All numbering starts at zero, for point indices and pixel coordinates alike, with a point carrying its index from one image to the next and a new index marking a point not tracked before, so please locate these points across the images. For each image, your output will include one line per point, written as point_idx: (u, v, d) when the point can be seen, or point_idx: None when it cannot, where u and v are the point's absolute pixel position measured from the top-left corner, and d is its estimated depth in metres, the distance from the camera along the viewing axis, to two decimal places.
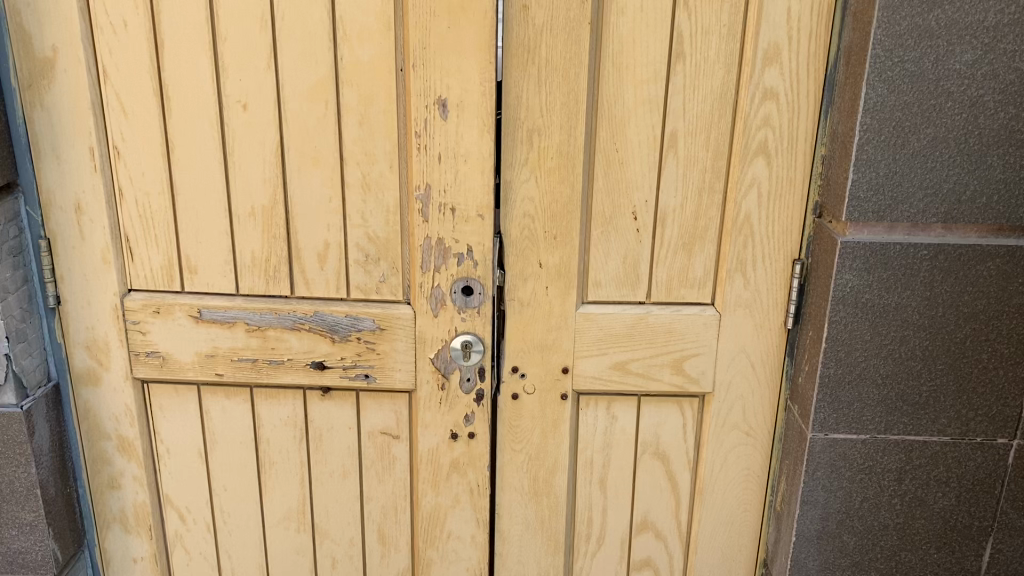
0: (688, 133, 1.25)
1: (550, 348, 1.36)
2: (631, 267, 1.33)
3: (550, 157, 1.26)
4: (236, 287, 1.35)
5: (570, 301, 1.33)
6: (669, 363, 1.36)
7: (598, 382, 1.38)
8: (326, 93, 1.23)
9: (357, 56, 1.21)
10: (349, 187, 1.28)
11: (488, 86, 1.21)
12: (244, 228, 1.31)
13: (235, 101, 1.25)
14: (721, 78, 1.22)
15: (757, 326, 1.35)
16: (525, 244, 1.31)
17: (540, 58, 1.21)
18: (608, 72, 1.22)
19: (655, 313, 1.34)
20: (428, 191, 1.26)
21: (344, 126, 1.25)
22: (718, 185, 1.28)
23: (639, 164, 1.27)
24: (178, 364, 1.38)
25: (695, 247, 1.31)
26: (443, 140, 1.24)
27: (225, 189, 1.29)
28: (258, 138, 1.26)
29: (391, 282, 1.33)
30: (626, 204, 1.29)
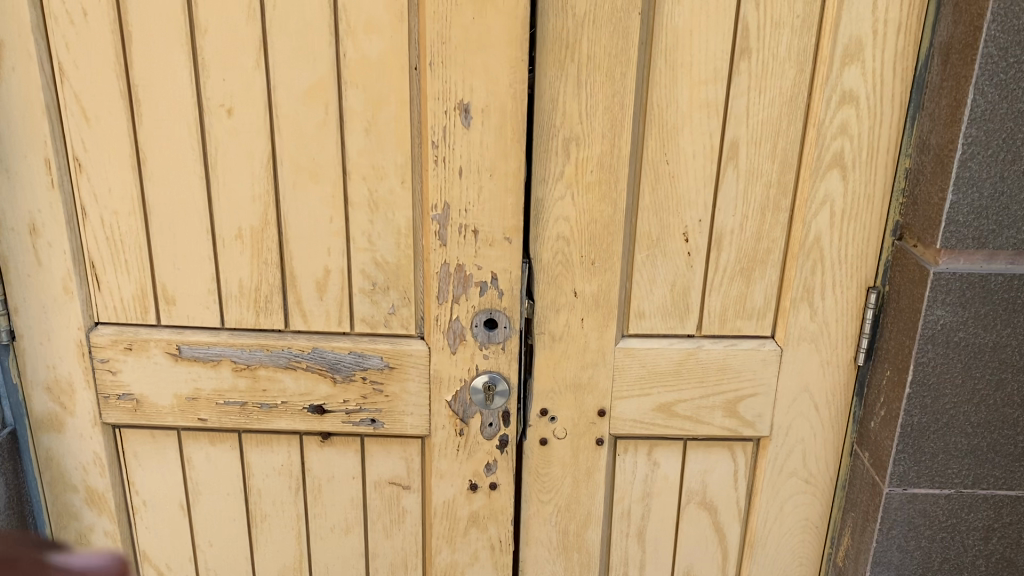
0: (751, 142, 1.07)
1: (585, 387, 1.18)
2: (679, 296, 1.15)
3: (590, 169, 1.07)
4: (222, 320, 1.16)
5: (609, 334, 1.15)
6: (721, 405, 1.20)
7: (639, 426, 1.20)
8: (326, 95, 1.04)
9: (362, 51, 1.02)
10: (353, 205, 1.09)
11: (519, 88, 1.02)
12: (231, 252, 1.12)
13: (218, 105, 1.05)
14: (792, 79, 1.04)
15: (822, 362, 1.18)
16: (559, 270, 1.12)
17: (581, 54, 1.02)
18: (660, 71, 1.04)
19: (708, 347, 1.16)
20: (446, 210, 1.08)
21: (347, 134, 1.06)
22: (784, 203, 1.10)
23: (693, 177, 1.09)
24: (155, 408, 1.20)
25: (754, 272, 1.14)
26: (464, 151, 1.05)
27: (208, 206, 1.10)
28: (245, 148, 1.07)
29: (401, 313, 1.15)
30: (676, 224, 1.11)
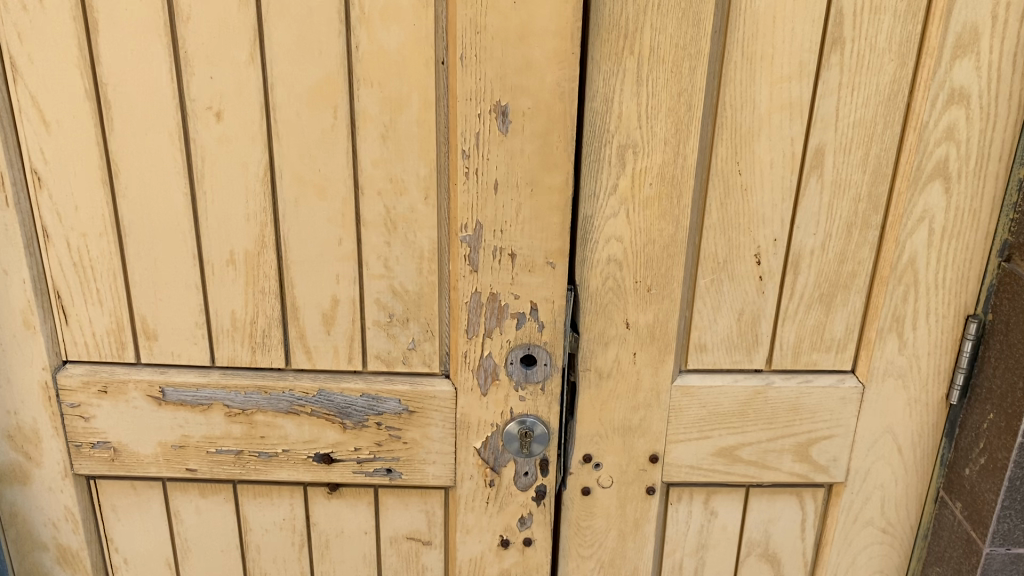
0: (840, 148, 0.90)
1: (636, 430, 1.02)
2: (747, 326, 0.99)
3: (649, 181, 0.91)
4: (212, 358, 0.99)
5: (665, 371, 0.99)
6: (791, 449, 1.04)
7: (696, 474, 1.05)
8: (335, 96, 0.87)
9: (379, 42, 0.85)
10: (366, 225, 0.92)
11: (567, 87, 0.84)
12: (221, 280, 0.95)
13: (205, 107, 0.88)
14: (892, 74, 0.88)
15: (909, 399, 1.02)
16: (608, 298, 0.96)
17: (643, 45, 0.85)
18: (736, 66, 0.87)
19: (778, 385, 1.01)
20: (477, 231, 0.91)
21: (360, 141, 0.88)
22: (874, 219, 0.94)
23: (769, 190, 0.92)
24: (136, 458, 1.03)
25: (836, 299, 0.97)
26: (501, 162, 0.88)
27: (194, 227, 0.93)
28: (237, 159, 0.89)
29: (423, 349, 0.98)
30: (747, 244, 0.94)
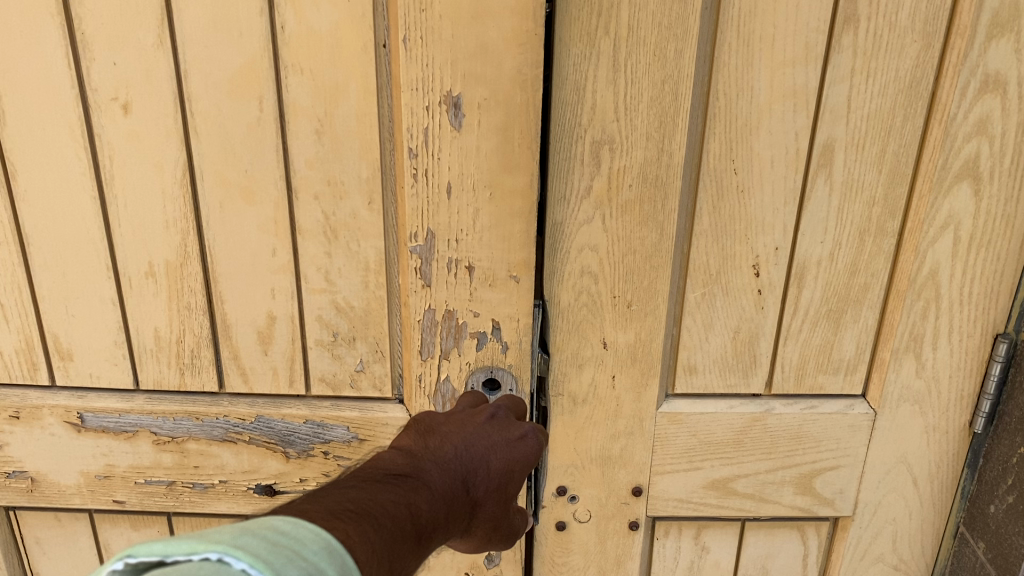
0: (853, 144, 0.77)
1: (616, 461, 0.91)
2: (743, 345, 0.86)
3: (629, 182, 0.78)
4: (135, 381, 0.88)
5: (649, 396, 0.87)
6: (793, 480, 0.92)
7: (684, 507, 0.93)
8: (259, 84, 0.74)
9: (307, 22, 0.71)
10: (303, 233, 0.80)
11: (529, 73, 0.71)
12: (141, 295, 0.83)
13: (110, 98, 0.75)
14: (914, 57, 0.74)
15: (927, 427, 0.90)
16: (583, 315, 0.84)
17: (620, 24, 0.72)
18: (731, 49, 0.74)
19: (779, 411, 0.89)
20: (429, 241, 0.79)
21: (291, 137, 0.76)
22: (890, 225, 0.81)
23: (769, 193, 0.79)
24: (56, 489, 0.92)
25: (845, 316, 0.85)
26: (455, 161, 0.75)
27: (106, 235, 0.81)
28: (151, 158, 0.77)
29: (373, 370, 0.86)
30: (743, 254, 0.82)
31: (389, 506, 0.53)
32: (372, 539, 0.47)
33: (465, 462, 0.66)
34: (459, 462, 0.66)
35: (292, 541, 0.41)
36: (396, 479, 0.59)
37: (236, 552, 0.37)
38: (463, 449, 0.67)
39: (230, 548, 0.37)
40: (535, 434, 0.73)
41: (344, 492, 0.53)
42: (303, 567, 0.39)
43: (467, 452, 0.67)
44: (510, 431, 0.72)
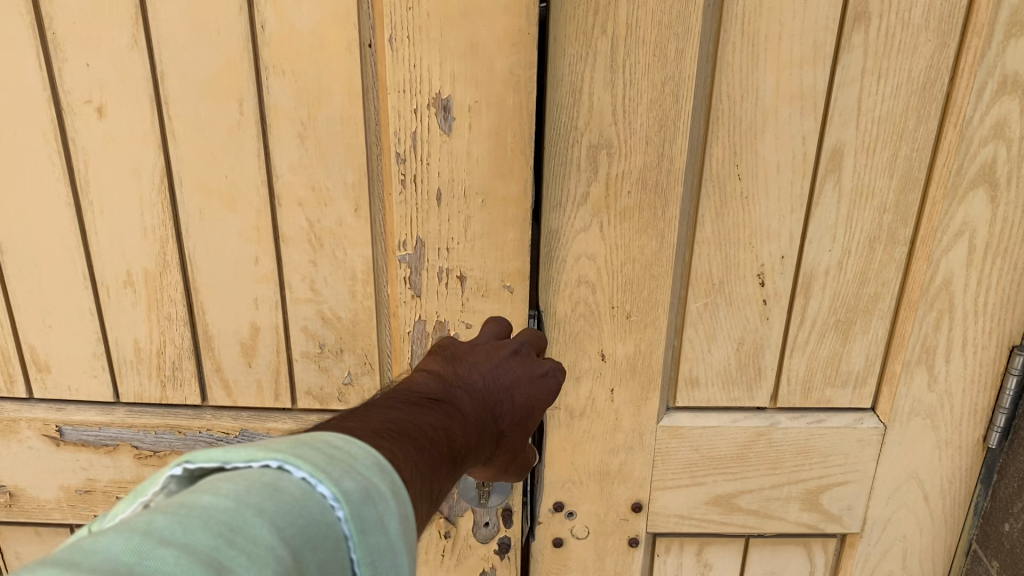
0: (863, 148, 0.74)
1: (615, 476, 0.87)
2: (747, 357, 0.83)
3: (628, 188, 0.74)
4: (115, 393, 0.84)
5: (649, 409, 0.84)
6: (799, 496, 0.89)
7: (686, 524, 0.90)
8: (239, 87, 0.70)
9: (289, 21, 0.68)
10: (287, 241, 0.76)
11: (522, 74, 0.68)
12: (120, 305, 0.80)
13: (83, 100, 0.72)
14: (928, 57, 0.70)
15: (939, 442, 0.86)
16: (580, 326, 0.80)
17: (618, 23, 0.68)
18: (736, 48, 0.70)
19: (784, 425, 0.85)
20: (419, 250, 0.75)
21: (273, 142, 0.72)
22: (902, 233, 0.77)
23: (775, 199, 0.75)
24: (36, 503, 0.89)
25: (854, 327, 0.81)
26: (445, 167, 0.72)
27: (82, 243, 0.77)
28: (127, 163, 0.74)
29: (361, 383, 0.83)
30: (748, 262, 0.78)
31: (427, 429, 0.52)
32: (413, 456, 0.46)
33: (488, 393, 0.63)
34: (484, 392, 0.63)
35: (347, 454, 0.40)
36: (430, 403, 0.57)
37: (297, 460, 0.38)
38: (486, 380, 0.64)
39: (291, 456, 0.38)
40: (554, 373, 0.69)
41: (383, 412, 0.52)
42: (359, 480, 0.39)
43: (490, 384, 0.64)
44: (529, 368, 0.67)
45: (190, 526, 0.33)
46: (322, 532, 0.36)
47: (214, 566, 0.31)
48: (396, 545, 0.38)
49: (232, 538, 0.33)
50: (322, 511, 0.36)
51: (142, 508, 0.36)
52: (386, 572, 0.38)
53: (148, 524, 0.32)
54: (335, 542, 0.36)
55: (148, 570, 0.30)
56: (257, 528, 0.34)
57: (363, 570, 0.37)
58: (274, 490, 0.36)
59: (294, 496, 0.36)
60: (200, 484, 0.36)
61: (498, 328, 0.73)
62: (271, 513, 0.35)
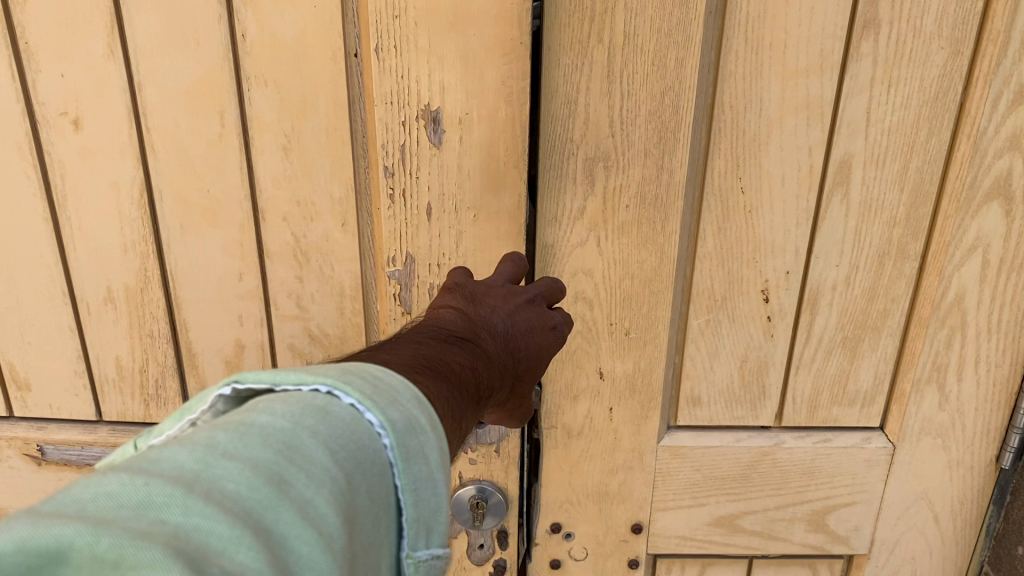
0: (872, 160, 0.70)
1: (614, 497, 0.84)
2: (751, 375, 0.80)
3: (627, 201, 0.71)
4: (98, 412, 0.82)
5: (650, 429, 0.81)
6: (804, 517, 0.86)
7: (688, 545, 0.87)
8: (220, 98, 0.68)
9: (271, 30, 0.65)
10: (272, 257, 0.74)
11: (515, 85, 0.65)
12: (100, 322, 0.77)
13: (59, 112, 0.69)
14: (941, 66, 0.67)
15: (950, 462, 0.83)
16: (577, 344, 0.77)
17: (615, 31, 0.65)
18: (739, 58, 0.67)
19: (790, 444, 0.82)
20: (408, 266, 0.72)
21: (256, 155, 0.70)
22: (912, 247, 0.74)
23: (780, 213, 0.72)
24: None
25: (862, 344, 0.78)
26: (435, 180, 0.69)
27: (61, 259, 0.75)
28: (105, 177, 0.71)
29: None
30: (752, 278, 0.75)
31: (456, 367, 0.52)
32: (445, 392, 0.47)
33: (509, 337, 0.61)
34: (505, 336, 0.60)
35: (390, 385, 0.41)
36: (456, 343, 0.56)
37: (346, 387, 0.39)
38: (506, 325, 0.61)
39: (340, 382, 0.39)
40: (563, 327, 0.65)
41: (413, 347, 0.52)
42: (403, 412, 0.39)
43: (508, 330, 0.61)
44: (541, 317, 0.64)
45: (251, 439, 0.34)
46: (371, 458, 0.37)
47: (275, 479, 0.33)
48: (437, 476, 0.39)
49: (290, 454, 0.34)
50: (370, 437, 0.37)
51: (191, 426, 0.37)
52: (427, 499, 0.39)
53: (211, 438, 0.33)
54: (381, 468, 0.37)
55: (214, 479, 0.31)
56: (313, 448, 0.35)
57: (407, 496, 0.38)
58: (326, 414, 0.37)
59: (345, 421, 0.37)
60: (252, 404, 0.37)
61: (515, 266, 0.67)
62: (324, 435, 0.36)
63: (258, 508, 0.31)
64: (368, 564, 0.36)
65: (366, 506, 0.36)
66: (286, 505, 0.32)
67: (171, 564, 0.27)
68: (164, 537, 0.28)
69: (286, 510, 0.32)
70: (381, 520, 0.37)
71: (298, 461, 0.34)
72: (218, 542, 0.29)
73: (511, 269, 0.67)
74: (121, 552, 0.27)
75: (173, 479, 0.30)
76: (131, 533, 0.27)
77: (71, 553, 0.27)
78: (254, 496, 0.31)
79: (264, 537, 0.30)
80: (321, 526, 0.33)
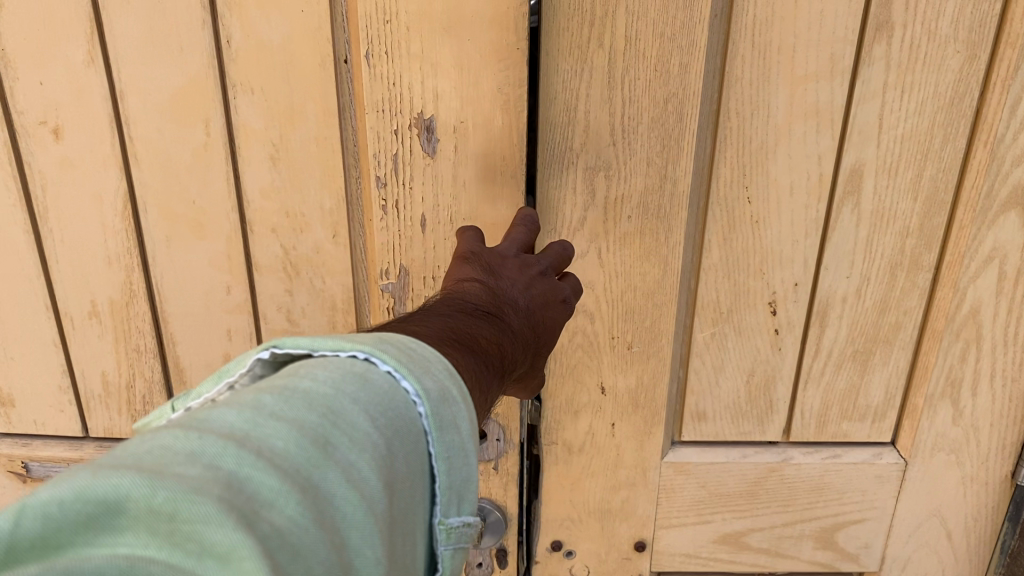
0: (884, 168, 0.68)
1: (616, 514, 0.82)
2: (758, 390, 0.77)
3: (630, 210, 0.68)
4: (84, 428, 0.80)
5: (653, 445, 0.78)
6: (813, 534, 0.83)
7: (693, 562, 0.85)
8: (205, 106, 0.65)
9: (257, 35, 0.62)
10: (261, 270, 0.71)
11: (511, 93, 0.62)
12: (85, 336, 0.75)
13: (38, 121, 0.66)
14: (957, 71, 0.64)
15: (963, 478, 0.80)
16: (578, 358, 0.75)
17: (617, 36, 0.62)
18: (745, 64, 0.64)
19: (798, 461, 0.80)
20: (402, 279, 0.69)
21: (244, 164, 0.67)
22: (925, 258, 0.71)
23: (788, 223, 0.70)
24: None
25: (874, 357, 0.75)
26: (429, 191, 0.66)
27: (43, 273, 0.72)
28: (88, 188, 0.68)
29: None
30: (758, 290, 0.72)
31: (483, 342, 0.50)
32: (473, 367, 0.46)
33: (530, 313, 0.58)
34: (527, 311, 0.57)
35: (423, 355, 0.41)
36: (481, 317, 0.53)
37: (382, 354, 0.39)
38: (527, 299, 0.58)
39: (377, 350, 0.39)
40: (572, 299, 0.63)
41: (441, 319, 0.50)
42: (436, 381, 0.40)
43: (528, 304, 0.58)
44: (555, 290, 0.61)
45: (296, 402, 0.34)
46: (407, 426, 0.37)
47: (320, 441, 0.33)
48: (468, 445, 0.40)
49: (334, 419, 0.34)
50: (406, 406, 0.38)
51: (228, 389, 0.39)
52: (458, 468, 0.39)
53: (257, 401, 0.34)
54: (417, 436, 0.38)
55: (262, 437, 0.32)
56: (356, 415, 0.35)
57: (441, 464, 0.39)
58: (365, 382, 0.37)
59: (383, 389, 0.37)
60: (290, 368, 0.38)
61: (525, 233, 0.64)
62: (365, 402, 0.36)
63: (306, 467, 0.32)
64: (405, 529, 0.37)
65: (404, 473, 0.37)
66: (333, 467, 0.33)
67: (225, 519, 0.27)
68: (217, 490, 0.28)
69: (333, 470, 0.33)
70: (417, 486, 0.38)
71: (342, 426, 0.35)
72: (268, 492, 0.29)
73: (522, 235, 0.63)
74: (176, 505, 0.27)
75: (224, 436, 0.31)
76: (185, 485, 0.28)
77: (128, 506, 0.27)
78: (301, 455, 0.32)
79: (311, 496, 0.31)
80: (364, 490, 0.33)
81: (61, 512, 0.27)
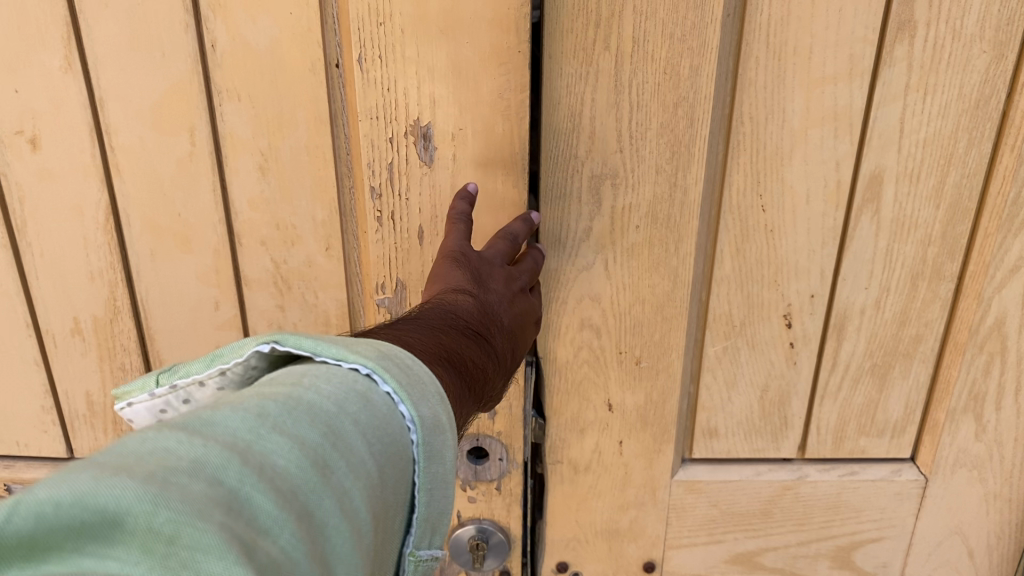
0: (905, 174, 0.64)
1: (624, 535, 0.78)
2: (772, 406, 0.74)
3: (638, 220, 0.65)
4: (69, 449, 0.76)
5: (663, 463, 0.75)
6: (828, 553, 0.80)
7: None
8: (190, 113, 0.62)
9: (243, 39, 0.59)
10: (252, 283, 0.68)
11: (512, 98, 0.59)
12: (68, 354, 0.72)
13: (14, 131, 0.63)
14: (983, 71, 0.61)
15: (986, 496, 0.77)
16: (584, 375, 0.71)
17: (623, 37, 0.59)
18: (759, 66, 0.60)
19: (814, 479, 0.76)
20: (398, 295, 0.66)
21: (231, 173, 0.64)
22: (948, 267, 0.68)
23: (803, 233, 0.66)
24: None
25: (893, 370, 0.72)
26: (427, 201, 0.63)
27: (23, 290, 0.69)
28: (68, 200, 0.65)
29: None
30: (773, 302, 0.69)
31: (473, 364, 0.47)
32: (459, 400, 0.42)
33: (512, 331, 0.56)
34: (509, 331, 0.56)
35: (425, 379, 0.37)
36: (471, 335, 0.50)
37: (386, 372, 0.35)
38: (510, 318, 0.56)
39: (381, 367, 0.35)
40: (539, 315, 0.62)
41: (434, 333, 0.46)
42: (433, 410, 0.36)
43: (510, 323, 0.56)
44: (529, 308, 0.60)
45: (299, 417, 0.31)
46: (399, 455, 0.34)
47: (320, 463, 0.30)
48: (451, 478, 0.37)
49: (334, 439, 0.31)
50: (399, 433, 0.34)
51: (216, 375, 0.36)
52: (437, 500, 0.37)
53: (260, 407, 0.31)
54: (405, 467, 0.34)
55: (264, 452, 0.29)
56: (353, 438, 0.32)
57: (422, 497, 0.36)
58: (366, 402, 0.34)
59: (382, 414, 0.34)
60: (286, 371, 0.35)
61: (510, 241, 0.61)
62: (364, 426, 0.33)
63: (305, 491, 0.29)
64: (381, 558, 0.34)
65: (391, 501, 0.34)
66: (329, 494, 0.30)
67: (227, 552, 0.24)
68: (218, 514, 0.25)
69: (328, 497, 0.30)
70: (396, 516, 0.35)
71: (341, 448, 0.31)
72: (266, 518, 0.27)
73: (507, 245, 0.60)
74: (178, 527, 0.24)
75: (227, 446, 0.28)
76: (190, 507, 0.25)
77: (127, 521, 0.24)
78: (302, 476, 0.29)
79: (307, 524, 0.28)
80: (356, 522, 0.31)
81: (57, 515, 0.24)
